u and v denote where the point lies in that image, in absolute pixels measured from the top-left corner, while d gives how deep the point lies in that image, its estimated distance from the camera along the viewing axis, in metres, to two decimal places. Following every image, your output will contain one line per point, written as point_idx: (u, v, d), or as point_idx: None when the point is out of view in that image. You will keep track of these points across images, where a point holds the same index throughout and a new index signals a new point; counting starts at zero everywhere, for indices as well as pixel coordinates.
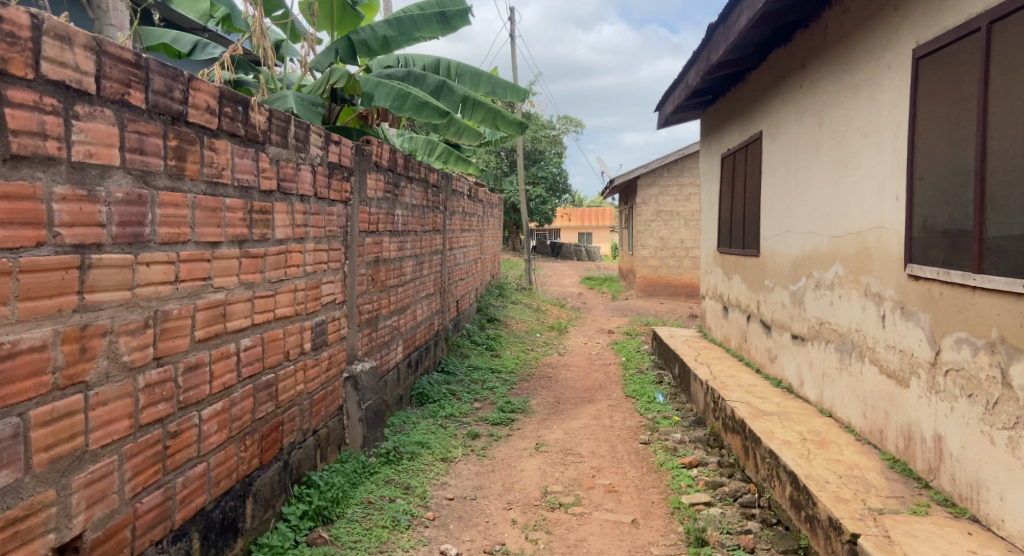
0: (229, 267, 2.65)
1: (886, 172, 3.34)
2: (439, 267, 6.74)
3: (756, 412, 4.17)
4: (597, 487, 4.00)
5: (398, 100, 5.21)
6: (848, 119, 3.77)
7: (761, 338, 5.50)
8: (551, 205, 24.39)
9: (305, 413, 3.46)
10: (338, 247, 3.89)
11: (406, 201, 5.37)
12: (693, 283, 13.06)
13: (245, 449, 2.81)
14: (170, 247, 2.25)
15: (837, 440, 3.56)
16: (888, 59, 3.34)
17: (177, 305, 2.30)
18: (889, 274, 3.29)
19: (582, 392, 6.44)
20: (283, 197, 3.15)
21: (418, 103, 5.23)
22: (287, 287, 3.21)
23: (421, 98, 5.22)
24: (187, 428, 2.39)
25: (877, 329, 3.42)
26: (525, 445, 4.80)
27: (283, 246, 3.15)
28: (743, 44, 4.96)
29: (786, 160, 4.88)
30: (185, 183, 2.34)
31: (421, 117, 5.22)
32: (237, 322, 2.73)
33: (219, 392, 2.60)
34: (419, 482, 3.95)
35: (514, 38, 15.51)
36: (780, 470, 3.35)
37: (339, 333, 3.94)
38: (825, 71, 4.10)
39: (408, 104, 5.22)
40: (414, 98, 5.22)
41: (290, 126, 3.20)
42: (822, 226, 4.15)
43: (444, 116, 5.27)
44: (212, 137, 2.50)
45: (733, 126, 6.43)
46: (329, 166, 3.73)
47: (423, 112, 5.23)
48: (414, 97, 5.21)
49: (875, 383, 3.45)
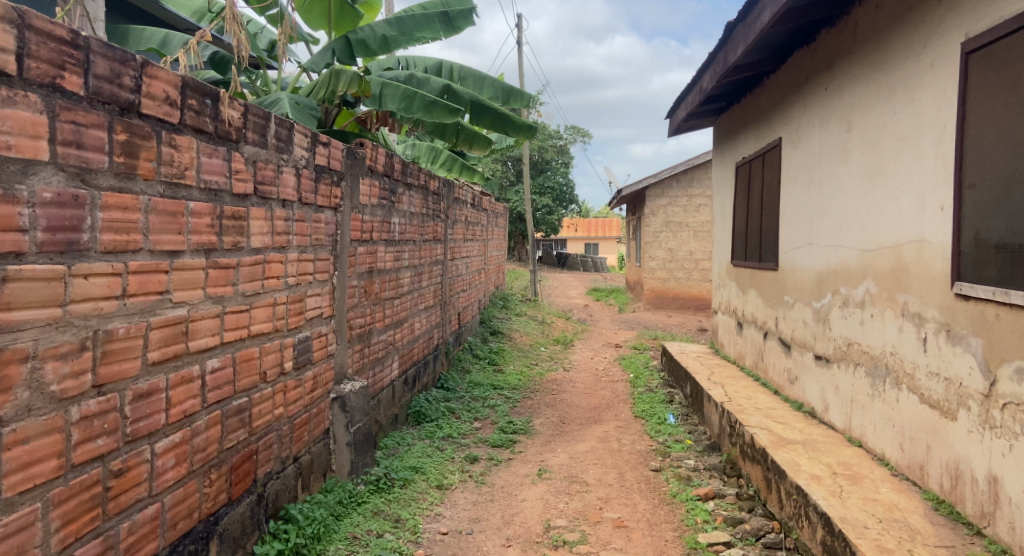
0: (193, 280, 2.35)
1: (927, 179, 3.02)
2: (439, 278, 6.43)
3: (778, 440, 3.84)
4: (605, 522, 3.66)
5: (404, 101, 4.93)
6: (882, 122, 3.46)
7: (781, 358, 5.16)
8: (558, 216, 24.11)
9: (285, 439, 3.15)
10: (326, 257, 3.59)
11: (403, 208, 5.07)
12: (702, 297, 12.70)
13: (210, 484, 2.50)
14: (116, 256, 1.95)
15: (871, 475, 3.23)
16: (931, 55, 3.02)
17: (125, 324, 2.01)
18: (931, 293, 2.98)
19: (588, 412, 6.10)
20: (261, 202, 2.85)
21: (426, 103, 4.96)
22: (264, 301, 2.90)
23: (428, 96, 4.95)
24: (137, 464, 2.09)
25: (917, 353, 3.09)
26: (527, 471, 4.46)
27: (259, 255, 2.84)
28: (762, 45, 4.67)
29: (809, 169, 4.55)
30: (138, 184, 2.05)
31: (430, 116, 4.94)
32: (202, 342, 2.42)
33: (177, 421, 2.29)
34: (410, 514, 3.62)
35: (521, 45, 15.32)
36: (809, 509, 3.01)
37: (325, 350, 3.64)
38: (855, 71, 3.79)
39: (417, 104, 4.96)
40: (422, 98, 4.95)
41: (270, 124, 2.90)
42: (851, 240, 3.83)
43: (455, 114, 4.98)
44: (173, 132, 2.20)
45: (749, 133, 6.11)
46: (316, 169, 3.43)
47: (433, 110, 4.96)
48: (422, 97, 4.95)
49: (913, 413, 3.12)
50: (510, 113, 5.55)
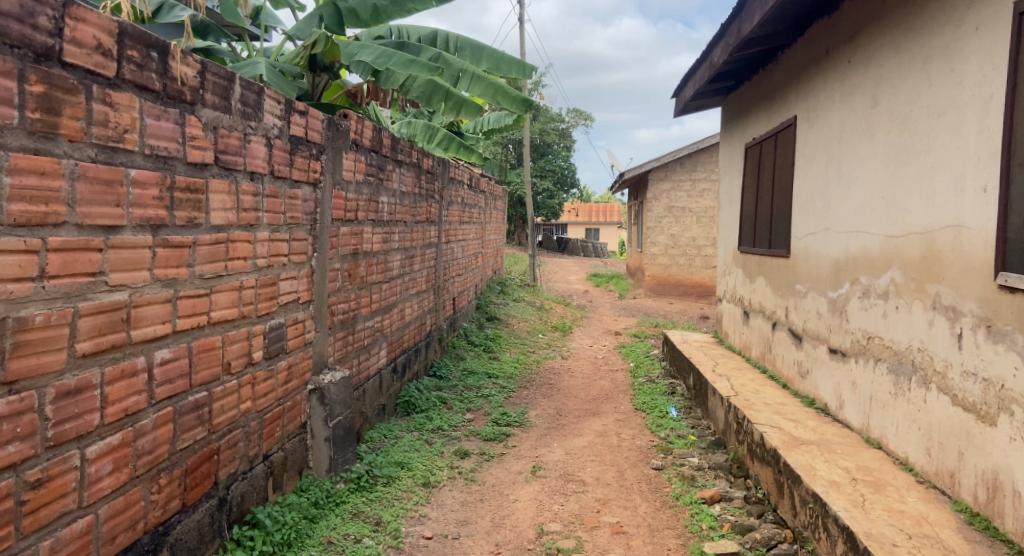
0: (137, 260, 2.05)
1: (969, 156, 2.74)
2: (433, 262, 6.13)
3: (791, 441, 3.56)
4: (603, 527, 3.39)
5: (381, 57, 4.71)
6: (914, 95, 3.15)
7: (790, 350, 4.88)
8: (558, 200, 23.74)
9: (252, 437, 2.87)
10: (303, 237, 3.29)
11: (393, 186, 4.75)
12: (704, 284, 12.40)
13: (158, 491, 2.22)
14: (29, 230, 1.69)
15: (894, 482, 2.95)
16: (976, 18, 2.73)
17: (44, 311, 1.74)
18: (969, 286, 2.71)
19: (587, 403, 5.82)
20: (224, 173, 2.54)
21: (403, 60, 4.70)
22: (228, 285, 2.60)
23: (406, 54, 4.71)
24: (63, 473, 1.82)
25: (950, 351, 2.81)
26: (520, 468, 4.19)
27: (221, 233, 2.53)
28: (779, 14, 4.34)
29: (827, 148, 4.23)
30: (59, 145, 1.77)
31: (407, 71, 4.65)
32: (148, 330, 2.13)
33: (117, 422, 2.01)
34: (392, 515, 3.35)
35: (522, 22, 14.91)
36: (828, 521, 2.74)
37: (302, 338, 3.34)
38: (883, 40, 3.47)
39: (393, 60, 4.71)
40: (399, 56, 4.71)
41: (234, 86, 2.58)
42: (874, 226, 3.53)
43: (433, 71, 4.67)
44: (108, 86, 1.90)
45: (760, 112, 5.79)
46: (291, 140, 3.12)
47: (410, 67, 4.67)
48: (399, 54, 4.71)
49: (944, 415, 2.85)
50: (503, 84, 5.16)
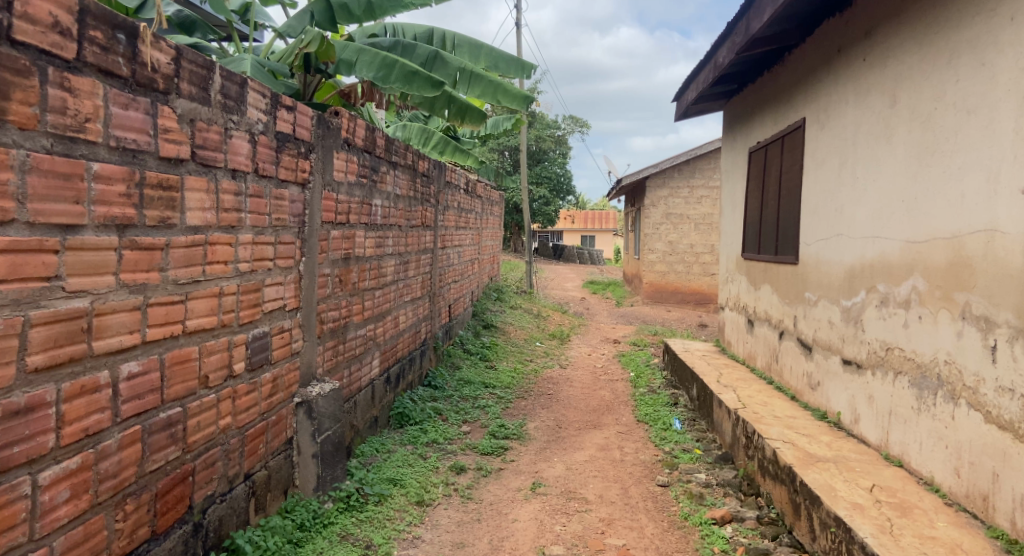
0: (99, 264, 1.86)
1: (1003, 154, 2.56)
2: (428, 268, 5.93)
3: (807, 458, 3.36)
4: (608, 551, 3.18)
5: (381, 71, 4.40)
6: (939, 92, 2.98)
7: (799, 361, 4.69)
8: (554, 207, 23.54)
9: (232, 455, 2.65)
10: (290, 240, 3.08)
11: (386, 189, 4.54)
12: (702, 291, 12.21)
13: (124, 518, 2.01)
14: None
15: (922, 504, 2.76)
16: (1010, 8, 2.56)
17: None
18: (1003, 295, 2.53)
19: (587, 415, 5.62)
20: (203, 170, 2.34)
21: (406, 74, 4.41)
22: (206, 291, 2.40)
23: (409, 67, 4.40)
24: (10, 502, 1.65)
25: (983, 364, 2.63)
26: (519, 484, 3.98)
27: (199, 235, 2.32)
28: (790, 12, 4.17)
29: (839, 150, 4.06)
30: (8, 133, 1.62)
31: (410, 89, 4.38)
32: (113, 341, 1.92)
33: (75, 444, 1.82)
34: (384, 538, 3.14)
35: (519, 27, 14.76)
36: (853, 548, 2.54)
37: (288, 347, 3.13)
38: (903, 35, 3.31)
39: (395, 74, 4.40)
40: (401, 68, 4.39)
41: (214, 76, 2.38)
42: (894, 231, 3.34)
43: (437, 88, 4.41)
44: (66, 70, 1.74)
45: (765, 114, 5.62)
46: (278, 137, 2.92)
47: (413, 83, 4.39)
48: (401, 67, 4.39)
49: (974, 433, 2.67)
50: (503, 80, 4.98)
